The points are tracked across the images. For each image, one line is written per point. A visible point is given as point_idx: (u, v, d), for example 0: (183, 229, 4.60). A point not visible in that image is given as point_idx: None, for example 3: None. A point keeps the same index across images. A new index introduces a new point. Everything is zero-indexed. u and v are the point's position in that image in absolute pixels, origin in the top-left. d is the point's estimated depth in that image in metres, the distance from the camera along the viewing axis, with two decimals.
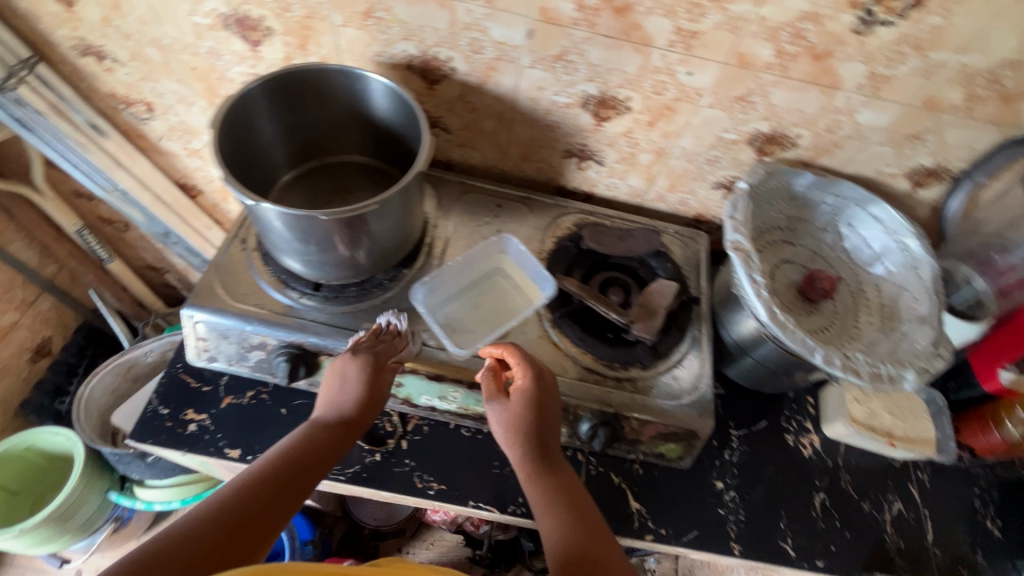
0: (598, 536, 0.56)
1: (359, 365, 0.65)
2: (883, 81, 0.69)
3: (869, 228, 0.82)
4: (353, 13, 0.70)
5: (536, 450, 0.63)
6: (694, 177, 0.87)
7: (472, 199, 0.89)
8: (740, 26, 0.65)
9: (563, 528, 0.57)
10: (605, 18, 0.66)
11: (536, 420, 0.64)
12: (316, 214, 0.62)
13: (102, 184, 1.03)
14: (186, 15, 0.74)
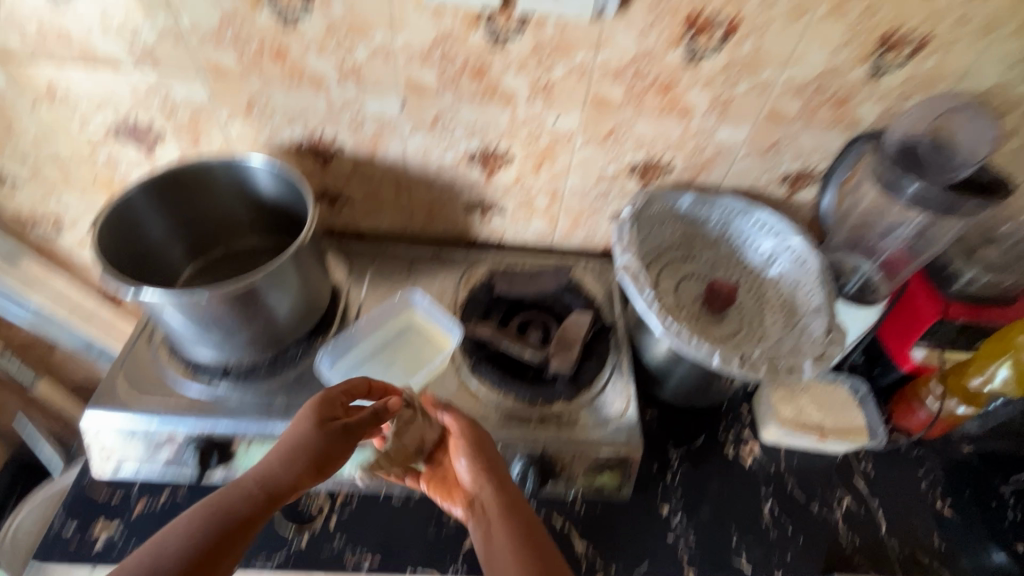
0: None
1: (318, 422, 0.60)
2: (727, 102, 0.76)
3: (756, 233, 0.87)
4: (237, 107, 0.75)
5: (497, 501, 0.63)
6: (592, 213, 0.93)
7: (383, 263, 0.93)
8: (587, 72, 0.72)
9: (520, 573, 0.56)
10: (467, 81, 0.73)
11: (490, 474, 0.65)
12: (203, 296, 0.63)
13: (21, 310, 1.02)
14: (79, 130, 0.78)
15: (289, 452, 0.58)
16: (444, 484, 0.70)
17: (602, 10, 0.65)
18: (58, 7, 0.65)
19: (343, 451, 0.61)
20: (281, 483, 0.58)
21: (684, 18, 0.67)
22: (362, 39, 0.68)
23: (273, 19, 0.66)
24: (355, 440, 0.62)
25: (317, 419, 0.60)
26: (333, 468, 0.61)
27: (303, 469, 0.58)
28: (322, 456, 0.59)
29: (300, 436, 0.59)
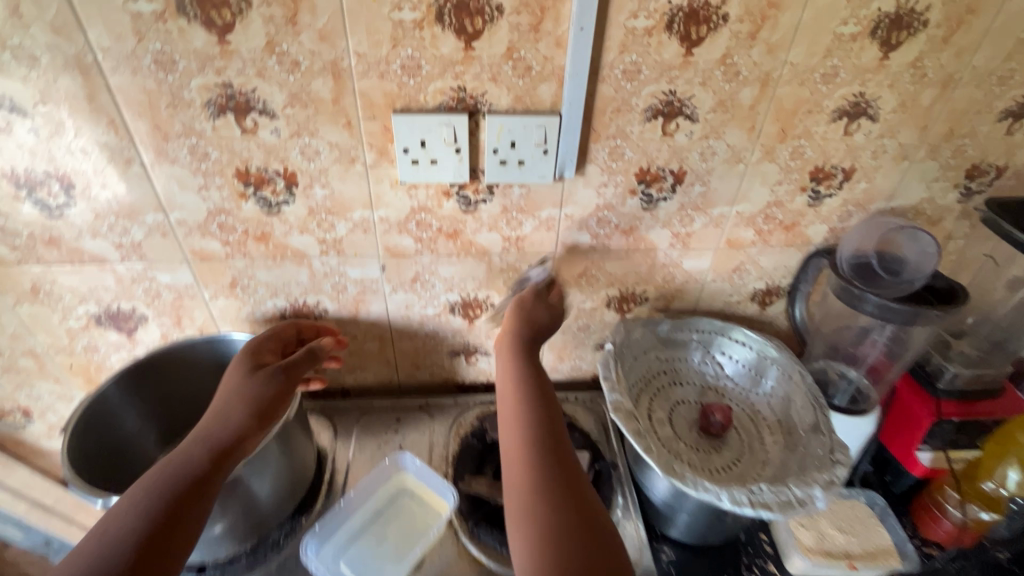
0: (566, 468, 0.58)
1: (246, 376, 0.67)
2: (687, 237, 0.82)
3: (736, 350, 0.88)
4: (221, 286, 0.77)
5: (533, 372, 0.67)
6: (576, 345, 0.94)
7: (370, 419, 0.90)
8: (554, 225, 0.77)
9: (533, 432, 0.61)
10: (442, 242, 0.77)
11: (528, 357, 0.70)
12: None
13: None
14: (59, 322, 0.78)
15: (226, 405, 0.63)
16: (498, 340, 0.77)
17: (562, 175, 0.71)
18: (50, 217, 0.67)
19: (282, 390, 0.67)
20: (227, 435, 0.60)
21: (637, 173, 0.73)
22: (342, 218, 0.72)
23: (257, 208, 0.70)
24: (294, 377, 0.68)
25: (248, 370, 0.67)
26: (278, 409, 0.66)
27: (244, 416, 0.62)
28: (260, 398, 0.64)
29: (235, 389, 0.64)
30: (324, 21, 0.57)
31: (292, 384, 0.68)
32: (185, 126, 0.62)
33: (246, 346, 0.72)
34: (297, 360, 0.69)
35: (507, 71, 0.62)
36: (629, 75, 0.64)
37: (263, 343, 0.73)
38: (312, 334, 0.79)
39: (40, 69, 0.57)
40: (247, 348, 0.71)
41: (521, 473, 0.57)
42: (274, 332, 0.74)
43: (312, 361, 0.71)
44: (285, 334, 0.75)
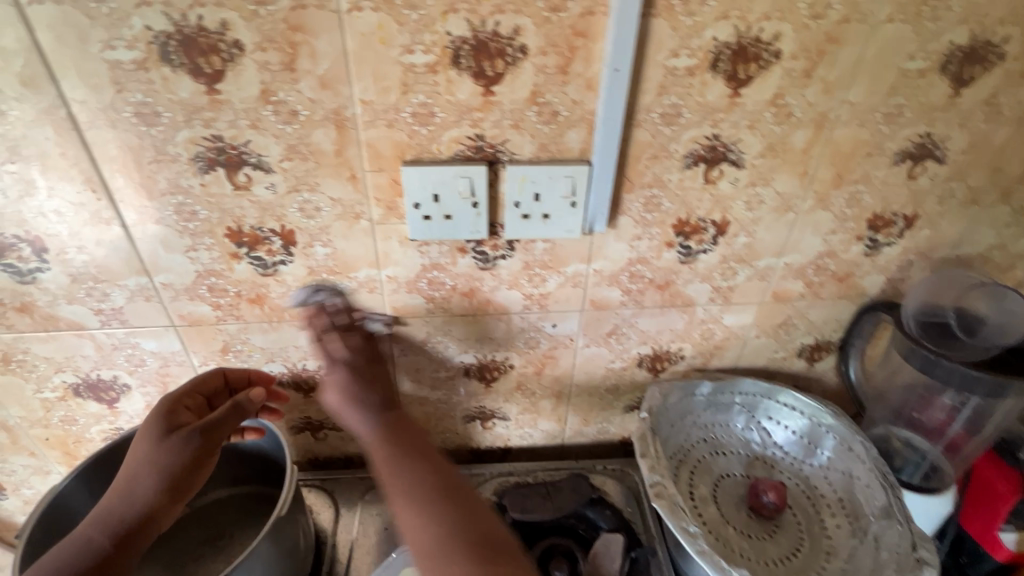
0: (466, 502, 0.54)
1: (156, 435, 0.59)
2: (729, 291, 0.73)
3: (786, 416, 0.79)
4: (211, 351, 0.69)
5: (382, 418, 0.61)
6: (603, 408, 0.85)
7: (376, 493, 0.80)
8: (581, 281, 0.69)
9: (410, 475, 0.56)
10: (457, 301, 0.69)
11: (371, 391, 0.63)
12: None
13: None
14: (33, 393, 0.71)
15: (130, 480, 0.56)
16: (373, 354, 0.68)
17: (591, 229, 0.63)
18: (21, 282, 0.60)
19: (198, 454, 0.59)
20: (134, 512, 0.56)
21: (674, 225, 0.65)
22: (345, 278, 0.65)
23: (251, 269, 0.63)
24: (214, 438, 0.60)
25: (161, 431, 0.59)
26: (193, 479, 0.59)
27: (152, 489, 0.57)
28: (173, 469, 0.58)
29: (144, 455, 0.57)
30: (325, 66, 0.50)
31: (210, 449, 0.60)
32: (171, 183, 0.56)
33: (162, 401, 0.62)
34: (220, 415, 0.61)
35: (531, 117, 0.55)
36: (667, 119, 0.57)
37: (183, 396, 0.63)
38: (243, 376, 0.68)
39: (7, 125, 0.50)
40: (164, 401, 0.61)
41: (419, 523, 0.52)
42: (195, 382, 0.64)
43: (238, 413, 0.62)
44: (210, 383, 0.65)
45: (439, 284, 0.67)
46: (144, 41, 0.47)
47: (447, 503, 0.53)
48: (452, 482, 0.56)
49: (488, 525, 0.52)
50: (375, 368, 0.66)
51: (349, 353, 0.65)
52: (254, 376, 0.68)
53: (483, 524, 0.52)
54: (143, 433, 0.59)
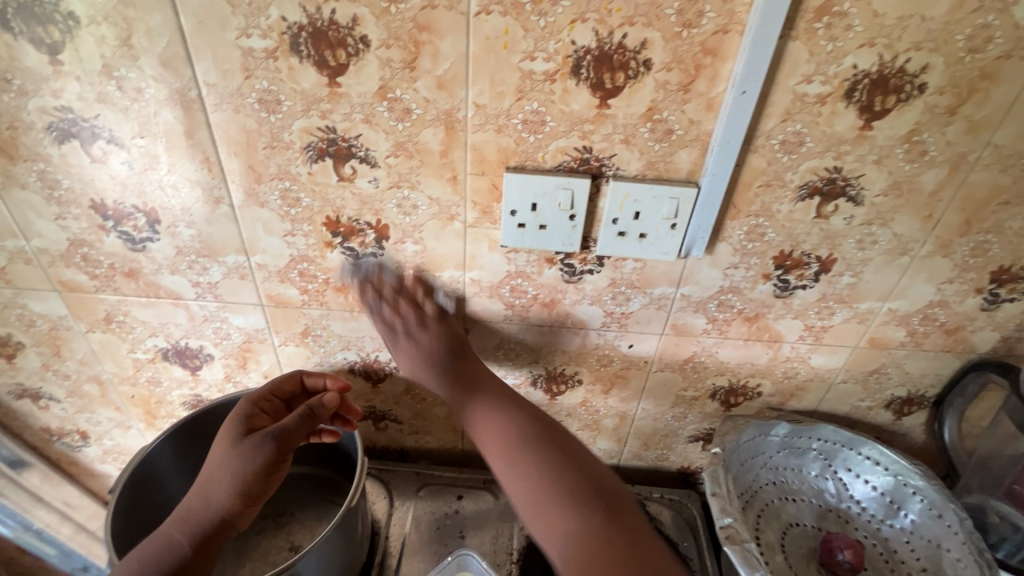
0: (557, 444, 0.57)
1: (234, 437, 0.59)
2: (822, 331, 0.69)
3: (867, 470, 0.73)
4: (292, 333, 0.71)
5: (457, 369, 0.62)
6: (667, 434, 0.82)
7: (431, 490, 0.80)
8: (666, 303, 0.67)
9: (501, 422, 0.59)
10: (536, 311, 0.68)
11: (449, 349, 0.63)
12: None
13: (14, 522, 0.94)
14: (127, 353, 0.75)
15: (209, 481, 0.56)
16: (418, 333, 0.63)
17: (687, 253, 0.61)
18: (132, 249, 0.64)
19: (271, 460, 0.57)
20: (210, 516, 0.55)
21: (775, 257, 0.62)
22: (430, 276, 0.65)
23: (342, 258, 0.64)
24: (287, 446, 0.58)
25: (237, 435, 0.59)
26: (266, 485, 0.57)
27: (227, 494, 0.56)
28: (247, 474, 0.56)
29: (223, 455, 0.57)
30: (445, 67, 0.50)
31: (284, 455, 0.58)
32: (281, 169, 0.57)
33: (242, 403, 0.63)
34: (292, 419, 0.59)
35: (644, 133, 0.53)
36: (787, 147, 0.54)
37: (260, 398, 0.64)
38: (320, 382, 0.68)
39: (143, 102, 0.53)
40: (246, 404, 0.63)
41: (521, 473, 0.55)
42: (272, 386, 0.65)
43: (309, 418, 0.60)
44: (288, 386, 0.67)
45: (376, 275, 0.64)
46: (278, 31, 0.49)
47: (540, 450, 0.56)
48: (552, 434, 0.58)
49: (608, 482, 0.54)
50: (462, 342, 0.65)
51: (408, 321, 0.63)
52: (329, 383, 0.68)
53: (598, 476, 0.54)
54: (222, 434, 0.60)
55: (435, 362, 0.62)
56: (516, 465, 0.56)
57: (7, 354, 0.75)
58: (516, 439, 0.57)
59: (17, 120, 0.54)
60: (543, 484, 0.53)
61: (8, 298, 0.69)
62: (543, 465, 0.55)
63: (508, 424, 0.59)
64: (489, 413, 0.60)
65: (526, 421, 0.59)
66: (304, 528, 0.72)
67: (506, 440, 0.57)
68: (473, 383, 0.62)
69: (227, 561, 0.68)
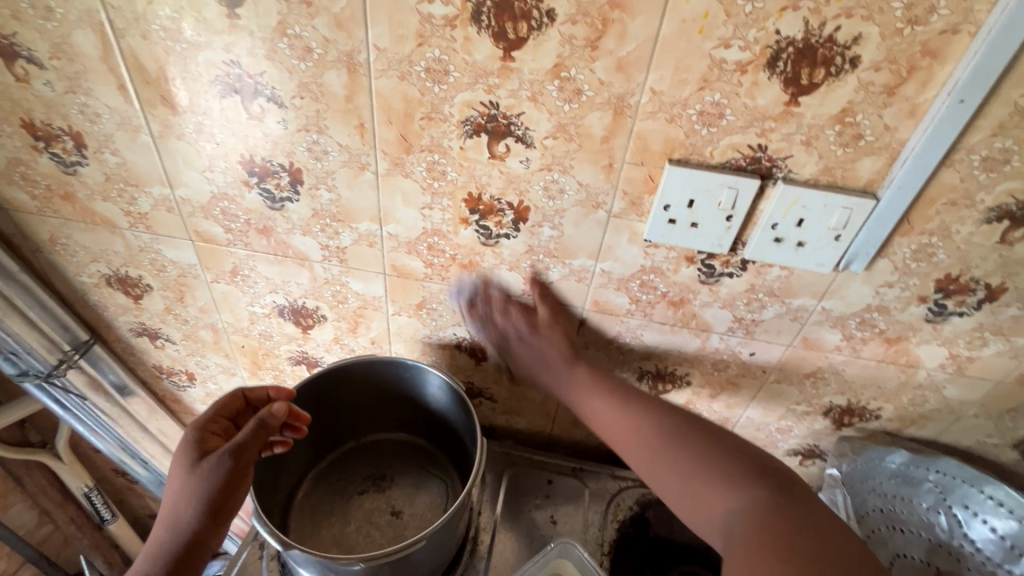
0: (674, 429, 0.58)
1: (184, 463, 0.57)
2: (966, 361, 0.64)
3: (989, 511, 0.67)
4: (407, 304, 0.72)
5: (574, 365, 0.65)
6: (766, 445, 0.79)
7: (520, 472, 0.80)
8: (802, 315, 0.63)
9: (617, 416, 0.61)
10: (661, 309, 0.66)
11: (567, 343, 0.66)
12: (351, 562, 0.55)
13: (112, 442, 0.97)
14: (245, 305, 0.77)
15: (171, 509, 0.56)
16: (530, 340, 0.67)
17: (843, 267, 0.57)
18: (271, 207, 0.64)
19: (231, 475, 0.56)
20: (183, 541, 0.55)
21: (938, 280, 0.58)
22: (560, 262, 0.63)
23: (474, 236, 0.63)
24: (244, 459, 0.57)
25: (192, 459, 0.58)
26: (231, 502, 0.57)
27: (193, 517, 0.55)
28: (209, 496, 0.55)
29: (179, 484, 0.56)
30: (630, 49, 0.47)
31: (244, 469, 0.57)
32: (433, 141, 0.56)
33: (188, 430, 0.61)
34: (240, 436, 0.57)
35: (829, 135, 0.49)
36: (987, 165, 0.49)
37: (207, 422, 0.62)
38: (264, 394, 0.67)
39: (310, 62, 0.52)
40: (192, 429, 0.61)
41: (655, 464, 0.57)
42: (216, 408, 0.63)
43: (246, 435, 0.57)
44: (233, 405, 0.65)
45: (491, 293, 0.68)
46: None
47: (665, 436, 0.58)
48: (672, 419, 0.59)
49: (737, 451, 0.55)
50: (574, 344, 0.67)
51: (524, 329, 0.67)
52: (273, 393, 0.67)
53: (734, 449, 0.55)
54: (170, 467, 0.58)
55: (552, 363, 0.65)
56: (665, 466, 0.56)
57: (134, 294, 0.78)
58: (638, 431, 0.59)
59: (185, 70, 0.55)
60: (694, 477, 0.54)
61: (145, 242, 0.71)
62: (684, 453, 0.56)
63: (640, 422, 0.60)
64: (609, 409, 0.62)
65: (657, 419, 0.59)
66: (404, 494, 0.74)
67: (637, 439, 0.59)
68: (586, 377, 0.64)
69: (334, 518, 0.72)
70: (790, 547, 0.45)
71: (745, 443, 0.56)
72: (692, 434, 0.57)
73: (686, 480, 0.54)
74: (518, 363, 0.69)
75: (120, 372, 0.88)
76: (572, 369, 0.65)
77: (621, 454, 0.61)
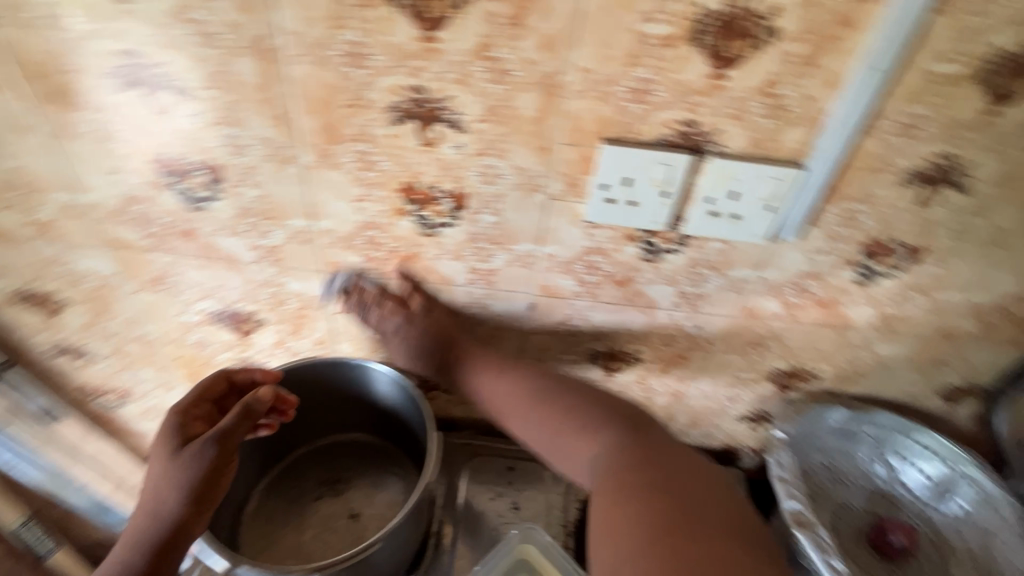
0: (547, 391, 0.64)
1: (165, 450, 0.55)
2: (894, 319, 0.68)
3: (918, 456, 0.75)
4: (350, 301, 0.69)
5: (454, 348, 0.68)
6: (717, 413, 0.82)
7: (482, 462, 0.80)
8: (743, 286, 0.65)
9: (499, 391, 0.65)
10: (607, 289, 0.66)
11: (444, 328, 0.68)
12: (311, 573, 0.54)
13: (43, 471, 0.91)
14: (176, 314, 0.72)
15: (154, 497, 0.54)
16: (407, 333, 0.67)
17: (776, 236, 0.59)
18: (191, 208, 0.60)
19: (217, 463, 0.55)
20: (166, 529, 0.54)
21: (865, 244, 0.60)
22: (504, 249, 0.62)
23: (413, 227, 0.61)
24: (230, 446, 0.55)
25: (174, 446, 0.55)
26: (216, 490, 0.56)
27: (177, 506, 0.54)
28: (194, 485, 0.54)
29: (162, 471, 0.54)
30: (554, 26, 0.46)
31: (231, 456, 0.55)
32: (360, 130, 0.53)
33: (169, 415, 0.58)
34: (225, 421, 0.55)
35: (756, 108, 0.50)
36: (904, 130, 0.51)
37: (189, 406, 0.59)
38: (249, 377, 0.64)
39: (216, 50, 0.48)
40: (173, 414, 0.58)
41: (536, 428, 0.62)
42: (199, 390, 0.60)
43: (233, 419, 0.55)
44: (215, 387, 0.62)
45: (362, 293, 0.67)
46: None
47: (541, 400, 0.63)
48: (546, 382, 0.65)
49: (602, 402, 0.62)
50: (454, 328, 0.69)
51: (400, 323, 0.67)
52: (259, 376, 0.65)
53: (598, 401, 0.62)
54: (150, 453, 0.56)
55: (432, 350, 0.68)
56: (544, 429, 0.62)
57: (49, 311, 0.72)
58: (517, 400, 0.64)
59: (76, 63, 0.50)
60: (568, 435, 0.60)
61: (54, 254, 0.66)
62: (558, 415, 0.62)
63: (517, 390, 0.65)
64: (491, 383, 0.66)
65: (533, 383, 0.65)
66: (362, 496, 0.72)
67: (518, 406, 0.64)
68: (468, 357, 0.67)
69: (290, 527, 0.69)
70: (644, 478, 0.53)
71: (606, 395, 0.64)
72: (566, 396, 0.63)
73: (561, 438, 0.61)
74: (403, 353, 0.69)
75: (43, 395, 0.82)
76: (455, 351, 0.68)
77: (505, 421, 0.65)
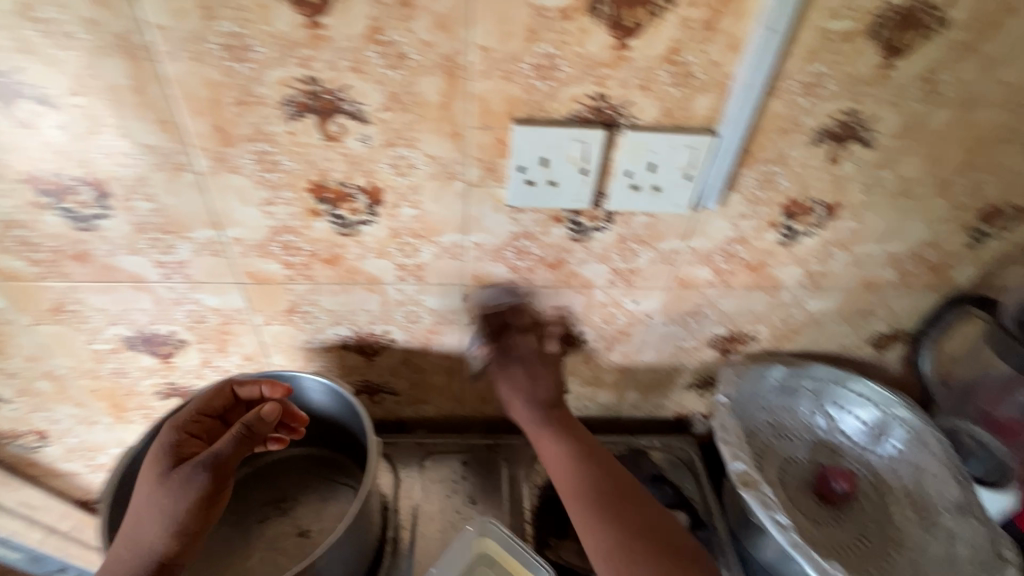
0: (620, 492, 0.61)
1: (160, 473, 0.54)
2: (820, 276, 0.70)
3: (854, 404, 0.79)
4: (275, 311, 0.65)
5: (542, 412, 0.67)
6: (666, 385, 0.83)
7: (437, 459, 0.78)
8: (674, 258, 0.65)
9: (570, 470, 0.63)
10: (541, 273, 0.65)
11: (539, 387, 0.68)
12: None
13: None
14: (84, 344, 0.66)
15: (139, 521, 0.52)
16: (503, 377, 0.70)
17: (699, 206, 0.59)
18: (79, 228, 0.55)
19: (210, 490, 0.53)
20: (145, 563, 0.51)
21: (784, 205, 0.61)
22: (429, 242, 0.60)
23: (329, 227, 0.58)
24: (221, 472, 0.54)
25: (164, 470, 0.54)
26: (204, 522, 0.53)
27: (160, 535, 0.52)
28: (177, 512, 0.52)
29: (150, 496, 0.53)
30: (446, 4, 0.44)
31: (222, 483, 0.53)
32: (255, 128, 0.49)
33: (166, 432, 0.58)
34: (226, 443, 0.54)
35: (662, 77, 0.49)
36: (807, 89, 0.51)
37: (186, 423, 0.59)
38: (253, 392, 0.63)
39: (77, 51, 0.44)
40: (170, 430, 0.58)
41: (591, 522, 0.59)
42: (197, 406, 0.60)
43: (234, 441, 0.54)
44: (216, 403, 0.61)
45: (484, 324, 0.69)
46: None
47: (608, 497, 0.60)
48: (618, 482, 0.62)
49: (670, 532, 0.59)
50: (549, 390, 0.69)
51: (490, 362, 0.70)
52: (265, 391, 0.63)
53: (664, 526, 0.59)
54: (146, 473, 0.55)
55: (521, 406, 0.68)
56: (600, 526, 0.58)
57: None
58: (583, 490, 0.61)
59: None
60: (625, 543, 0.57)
61: None
62: (623, 520, 0.59)
63: (587, 480, 0.62)
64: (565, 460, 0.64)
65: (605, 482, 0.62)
66: (312, 510, 0.69)
67: (583, 497, 0.61)
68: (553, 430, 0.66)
69: (234, 552, 0.66)
70: None
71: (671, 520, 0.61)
72: (632, 503, 0.60)
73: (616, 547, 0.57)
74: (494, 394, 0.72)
75: None
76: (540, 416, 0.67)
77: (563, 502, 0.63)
